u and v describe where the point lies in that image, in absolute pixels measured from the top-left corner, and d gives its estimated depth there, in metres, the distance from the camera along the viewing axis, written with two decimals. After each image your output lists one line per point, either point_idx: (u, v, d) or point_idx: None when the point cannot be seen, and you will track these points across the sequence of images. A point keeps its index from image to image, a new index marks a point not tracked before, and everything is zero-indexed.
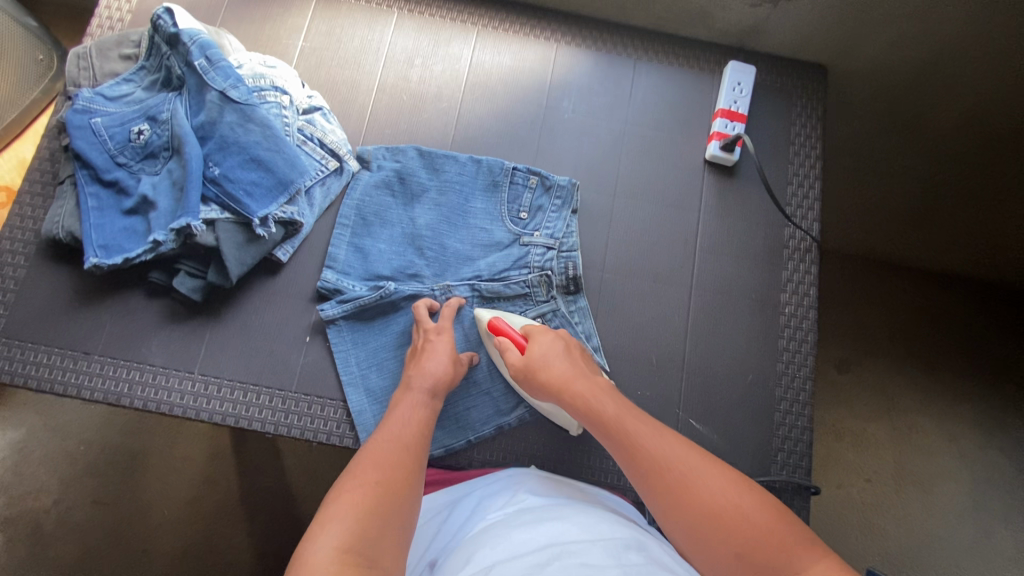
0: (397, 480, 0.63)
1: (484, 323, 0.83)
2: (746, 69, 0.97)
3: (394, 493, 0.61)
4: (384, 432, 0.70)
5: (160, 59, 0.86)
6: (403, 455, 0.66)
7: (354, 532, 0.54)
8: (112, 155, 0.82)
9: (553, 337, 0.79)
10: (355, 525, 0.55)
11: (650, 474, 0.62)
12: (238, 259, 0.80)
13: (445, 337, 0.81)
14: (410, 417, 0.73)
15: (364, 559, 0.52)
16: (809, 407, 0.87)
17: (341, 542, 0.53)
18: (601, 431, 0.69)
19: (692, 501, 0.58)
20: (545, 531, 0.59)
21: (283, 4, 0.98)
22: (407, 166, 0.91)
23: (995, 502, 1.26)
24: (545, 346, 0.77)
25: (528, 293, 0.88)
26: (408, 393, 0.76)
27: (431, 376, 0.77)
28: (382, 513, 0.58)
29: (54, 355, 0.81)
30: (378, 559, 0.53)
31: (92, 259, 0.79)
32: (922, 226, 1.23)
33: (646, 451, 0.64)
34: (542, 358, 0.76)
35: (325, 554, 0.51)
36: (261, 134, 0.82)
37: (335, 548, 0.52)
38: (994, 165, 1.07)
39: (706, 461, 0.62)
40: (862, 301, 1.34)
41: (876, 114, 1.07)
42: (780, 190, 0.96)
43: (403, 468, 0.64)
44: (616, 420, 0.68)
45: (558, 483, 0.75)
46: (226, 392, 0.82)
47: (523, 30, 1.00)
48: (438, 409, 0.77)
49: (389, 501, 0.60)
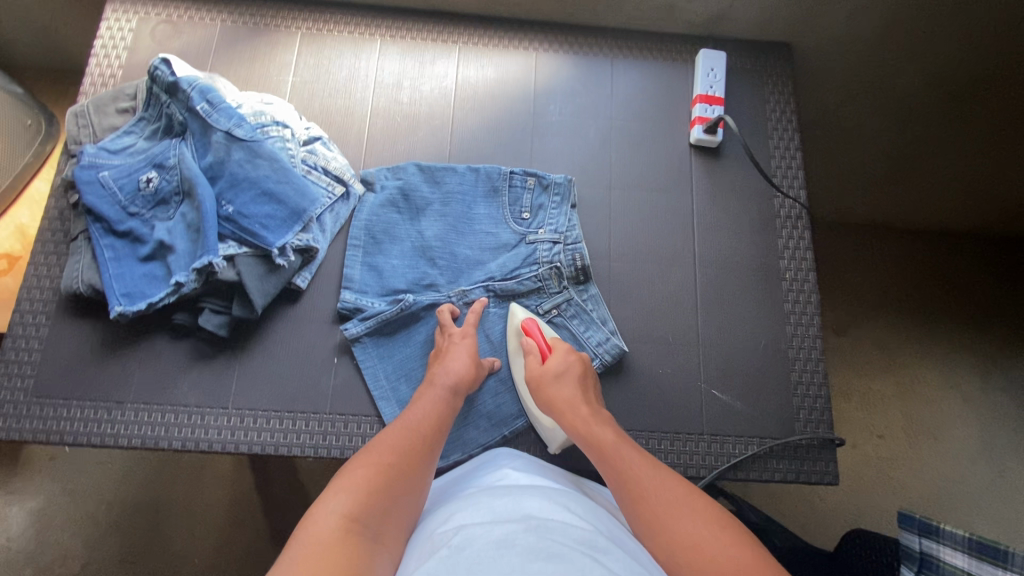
0: (409, 462, 0.66)
1: (517, 322, 0.89)
2: (716, 55, 1.03)
3: (406, 475, 0.64)
4: (404, 418, 0.72)
5: (159, 108, 0.89)
6: (418, 439, 0.69)
7: (362, 504, 0.59)
8: (123, 207, 0.84)
9: (573, 357, 0.83)
10: (364, 499, 0.59)
11: (633, 498, 0.64)
12: (261, 290, 0.82)
13: (468, 340, 0.84)
14: (431, 405, 0.75)
15: (367, 532, 0.57)
16: (821, 363, 0.91)
17: (348, 510, 0.58)
18: (596, 451, 0.71)
19: (666, 531, 0.59)
20: (533, 498, 0.62)
21: (269, 44, 1.01)
22: (409, 182, 0.94)
23: (1004, 438, 1.31)
24: (561, 362, 0.82)
25: (541, 288, 0.91)
26: (431, 387, 0.78)
27: (453, 371, 0.79)
28: (391, 491, 0.62)
29: (88, 408, 0.82)
30: (380, 536, 0.58)
31: (117, 307, 0.80)
32: (895, 183, 1.30)
33: (634, 479, 0.66)
34: (554, 375, 0.80)
35: (332, 520, 0.56)
36: (269, 167, 0.85)
37: (341, 515, 0.57)
38: (953, 117, 1.14)
39: (690, 499, 0.62)
40: (849, 262, 1.41)
41: (839, 84, 1.14)
42: (764, 163, 1.01)
43: (418, 453, 0.67)
44: (615, 447, 0.71)
45: (545, 466, 0.77)
46: (262, 422, 0.83)
47: (502, 43, 1.04)
48: (457, 407, 0.78)
49: (400, 481, 0.63)
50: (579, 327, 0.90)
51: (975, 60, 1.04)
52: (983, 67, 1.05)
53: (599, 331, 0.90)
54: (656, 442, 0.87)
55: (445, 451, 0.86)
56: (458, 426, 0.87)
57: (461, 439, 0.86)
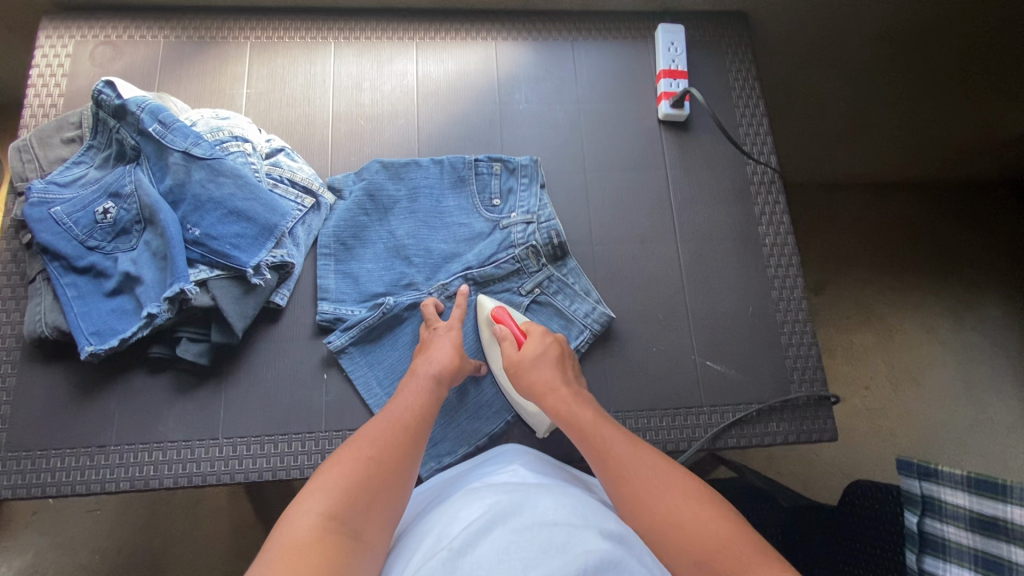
0: (392, 457, 0.63)
1: (489, 312, 0.86)
2: (675, 29, 1.02)
3: (387, 470, 0.62)
4: (388, 411, 0.70)
5: (108, 134, 0.84)
6: (401, 434, 0.66)
7: (341, 503, 0.57)
8: (81, 241, 0.80)
9: (549, 339, 0.81)
10: (343, 496, 0.57)
11: (619, 480, 0.63)
12: (240, 312, 0.79)
13: (453, 332, 0.82)
14: (416, 396, 0.72)
15: (346, 531, 0.55)
16: (808, 323, 0.93)
17: (327, 509, 0.55)
18: (578, 431, 0.70)
19: (653, 514, 0.59)
20: (536, 497, 0.61)
21: (218, 57, 0.97)
22: (373, 182, 0.91)
23: (982, 376, 1.36)
24: (538, 346, 0.79)
25: (521, 269, 0.90)
26: (414, 378, 0.75)
27: (436, 359, 0.78)
28: (372, 489, 0.59)
29: (69, 457, 0.78)
30: (361, 535, 0.55)
31: (88, 348, 0.76)
32: (855, 139, 1.34)
33: (618, 460, 0.65)
34: (531, 359, 0.78)
35: (309, 520, 0.54)
36: (233, 184, 0.81)
37: (319, 514, 0.55)
38: (904, 69, 1.17)
39: (676, 480, 0.62)
40: (820, 222, 1.44)
41: (796, 47, 1.15)
42: (732, 131, 1.02)
43: (401, 448, 0.65)
44: (598, 427, 0.69)
45: (547, 460, 0.76)
46: (256, 448, 0.80)
47: (459, 36, 1.02)
48: (442, 396, 0.75)
49: (382, 477, 0.61)
50: (563, 302, 0.90)
51: (922, 12, 1.07)
52: (930, 18, 1.08)
53: (585, 302, 0.89)
54: (657, 417, 0.87)
55: (450, 449, 0.85)
56: (460, 423, 0.86)
57: (461, 439, 0.85)
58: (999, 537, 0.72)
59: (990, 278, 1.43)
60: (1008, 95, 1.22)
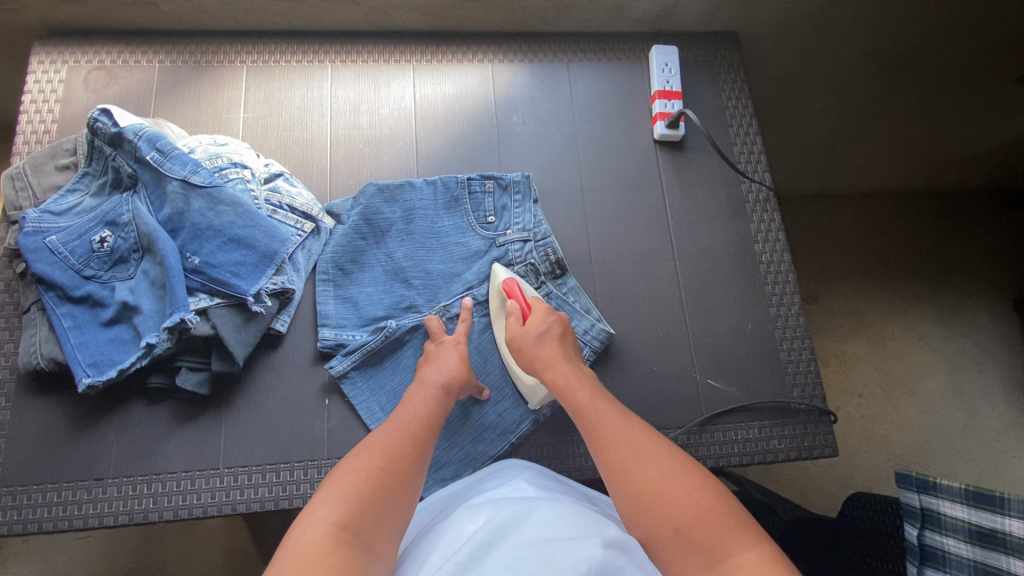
0: (403, 465, 0.62)
1: (500, 283, 0.87)
2: (669, 50, 1.04)
3: (399, 479, 0.61)
4: (396, 417, 0.69)
5: (104, 161, 0.83)
6: (411, 442, 0.65)
7: (352, 513, 0.56)
8: (77, 270, 0.79)
9: (553, 317, 0.80)
10: (354, 506, 0.56)
11: (609, 454, 0.64)
12: (240, 341, 0.79)
13: (460, 346, 0.82)
14: (425, 402, 0.72)
15: (358, 541, 0.54)
16: (806, 339, 0.94)
17: (339, 519, 0.55)
18: (574, 406, 0.70)
19: (636, 486, 0.60)
20: (540, 508, 0.60)
21: (214, 81, 0.97)
22: (370, 206, 0.90)
23: (973, 383, 1.38)
24: (542, 322, 0.79)
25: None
26: (424, 386, 0.75)
27: (446, 367, 0.77)
28: (384, 498, 0.59)
29: (66, 491, 0.77)
30: (373, 545, 0.55)
31: (85, 379, 0.75)
32: (843, 152, 1.37)
33: (611, 433, 0.65)
34: (535, 334, 0.78)
35: (320, 530, 0.53)
36: (233, 213, 0.81)
37: (331, 523, 0.54)
38: (892, 84, 1.20)
39: (663, 452, 0.63)
40: (810, 234, 1.47)
41: (786, 65, 1.17)
42: (727, 150, 1.03)
43: (410, 455, 0.64)
44: (594, 401, 0.70)
45: (551, 478, 0.75)
46: (258, 478, 0.79)
47: (456, 58, 1.03)
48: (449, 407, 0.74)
49: (393, 485, 0.60)
50: None
51: (909, 31, 1.09)
52: (918, 36, 1.10)
53: (584, 319, 0.89)
54: None
55: (454, 473, 0.84)
56: (464, 446, 0.85)
57: (464, 462, 0.85)
58: (998, 549, 0.72)
59: (977, 287, 1.45)
60: (992, 109, 1.25)
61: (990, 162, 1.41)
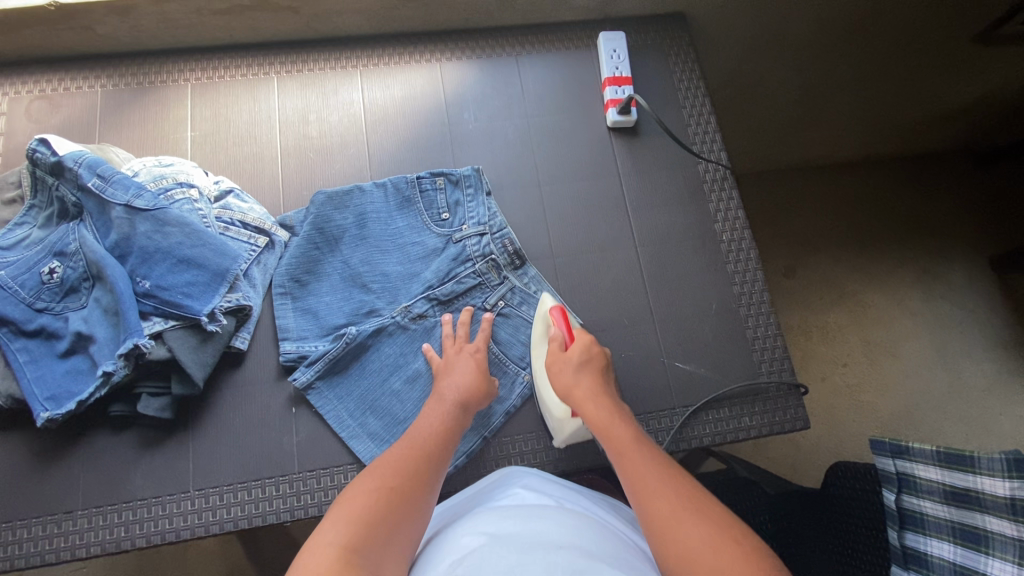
0: (414, 484, 0.61)
1: (546, 309, 0.87)
2: (616, 36, 1.03)
3: (409, 499, 0.60)
4: (406, 440, 0.68)
5: (48, 192, 0.82)
6: (421, 462, 0.64)
7: (361, 534, 0.54)
8: (28, 304, 0.77)
9: (596, 348, 0.81)
10: (364, 526, 0.55)
11: (643, 495, 0.61)
12: (199, 362, 0.78)
13: (477, 355, 0.82)
14: (437, 423, 0.71)
15: (368, 562, 0.52)
16: (772, 315, 0.94)
17: (347, 540, 0.53)
18: (610, 445, 0.69)
19: (672, 544, 0.55)
20: (546, 522, 0.61)
21: (160, 101, 0.96)
22: (321, 214, 0.89)
23: (955, 344, 1.39)
24: (584, 351, 0.80)
25: (482, 283, 0.91)
26: (441, 402, 0.75)
27: (461, 380, 0.78)
28: (396, 519, 0.57)
29: (35, 526, 0.76)
30: (381, 566, 0.53)
31: (43, 414, 0.74)
32: (807, 124, 1.37)
33: (643, 475, 0.63)
34: (575, 363, 0.79)
35: (329, 550, 0.51)
36: (180, 233, 0.80)
37: (339, 545, 0.52)
38: (851, 50, 1.18)
39: (702, 503, 0.59)
40: (781, 209, 1.48)
41: (740, 43, 1.15)
42: (681, 133, 1.03)
43: (419, 474, 0.63)
44: (632, 443, 0.68)
45: (553, 481, 0.76)
46: (230, 497, 0.79)
47: (403, 60, 1.02)
48: (463, 421, 0.74)
49: (402, 505, 0.59)
50: (529, 311, 0.90)
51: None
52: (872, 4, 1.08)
53: None
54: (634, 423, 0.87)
55: None
56: None
57: None
58: (973, 508, 0.72)
59: (952, 248, 1.46)
60: (953, 69, 1.24)
61: (951, 123, 1.42)
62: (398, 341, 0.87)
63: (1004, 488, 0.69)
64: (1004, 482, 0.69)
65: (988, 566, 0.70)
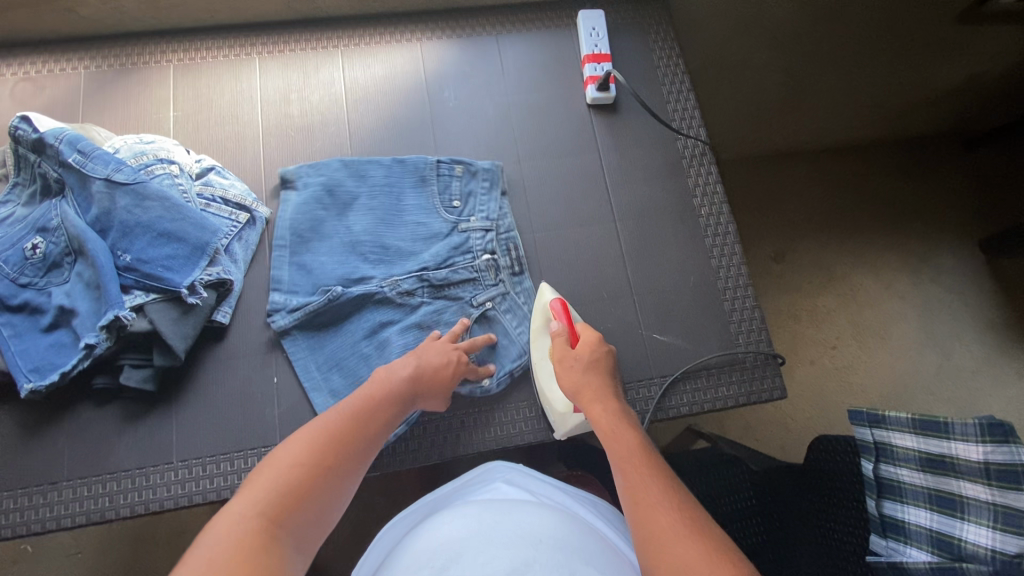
0: (340, 464, 0.61)
1: (546, 302, 0.88)
2: (594, 14, 1.04)
3: (332, 476, 0.59)
4: (342, 406, 0.67)
5: (31, 169, 0.83)
6: (351, 438, 0.64)
7: (284, 505, 0.55)
8: (12, 279, 0.79)
9: (604, 348, 0.81)
10: (288, 499, 0.55)
11: (640, 504, 0.60)
12: (180, 334, 0.79)
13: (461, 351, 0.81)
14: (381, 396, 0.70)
15: (285, 537, 0.53)
16: (750, 289, 0.95)
17: (270, 512, 0.53)
18: (613, 448, 0.69)
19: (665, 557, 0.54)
20: (521, 519, 0.62)
21: (143, 82, 0.97)
22: (333, 177, 0.92)
23: (942, 324, 1.40)
24: (590, 351, 0.80)
25: (477, 279, 0.91)
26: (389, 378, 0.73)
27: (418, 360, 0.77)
28: (318, 498, 0.57)
29: (21, 497, 0.77)
30: (298, 542, 0.54)
31: (27, 385, 0.75)
32: (792, 108, 1.37)
33: (642, 484, 0.62)
34: (582, 361, 0.80)
35: (251, 522, 0.51)
36: (160, 208, 0.81)
37: (261, 516, 0.52)
38: (833, 34, 1.18)
39: (697, 519, 0.57)
40: (768, 192, 1.49)
41: (721, 23, 1.16)
42: (660, 109, 1.04)
43: (348, 452, 0.62)
44: (635, 450, 0.68)
45: (535, 476, 0.77)
46: (213, 468, 0.80)
47: (385, 40, 1.03)
48: (410, 395, 0.74)
49: (325, 481, 0.59)
50: (512, 322, 0.90)
51: None
52: None
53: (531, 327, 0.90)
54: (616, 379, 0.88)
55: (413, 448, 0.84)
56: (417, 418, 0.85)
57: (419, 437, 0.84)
58: (948, 473, 0.71)
59: (938, 229, 1.47)
60: (936, 51, 1.24)
61: (936, 104, 1.42)
62: (379, 312, 0.88)
63: (977, 453, 0.69)
64: (977, 447, 0.68)
65: (965, 532, 0.69)
